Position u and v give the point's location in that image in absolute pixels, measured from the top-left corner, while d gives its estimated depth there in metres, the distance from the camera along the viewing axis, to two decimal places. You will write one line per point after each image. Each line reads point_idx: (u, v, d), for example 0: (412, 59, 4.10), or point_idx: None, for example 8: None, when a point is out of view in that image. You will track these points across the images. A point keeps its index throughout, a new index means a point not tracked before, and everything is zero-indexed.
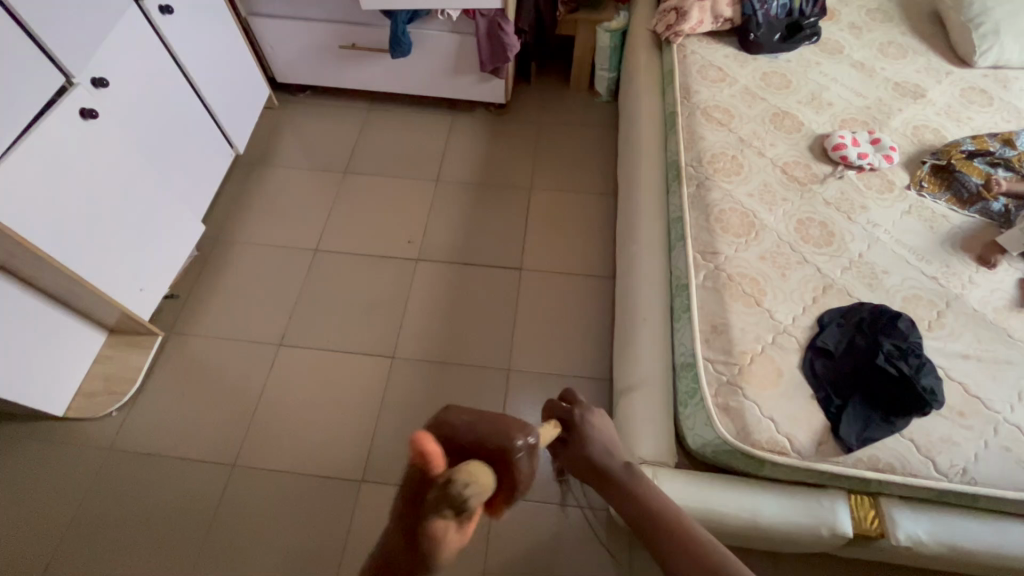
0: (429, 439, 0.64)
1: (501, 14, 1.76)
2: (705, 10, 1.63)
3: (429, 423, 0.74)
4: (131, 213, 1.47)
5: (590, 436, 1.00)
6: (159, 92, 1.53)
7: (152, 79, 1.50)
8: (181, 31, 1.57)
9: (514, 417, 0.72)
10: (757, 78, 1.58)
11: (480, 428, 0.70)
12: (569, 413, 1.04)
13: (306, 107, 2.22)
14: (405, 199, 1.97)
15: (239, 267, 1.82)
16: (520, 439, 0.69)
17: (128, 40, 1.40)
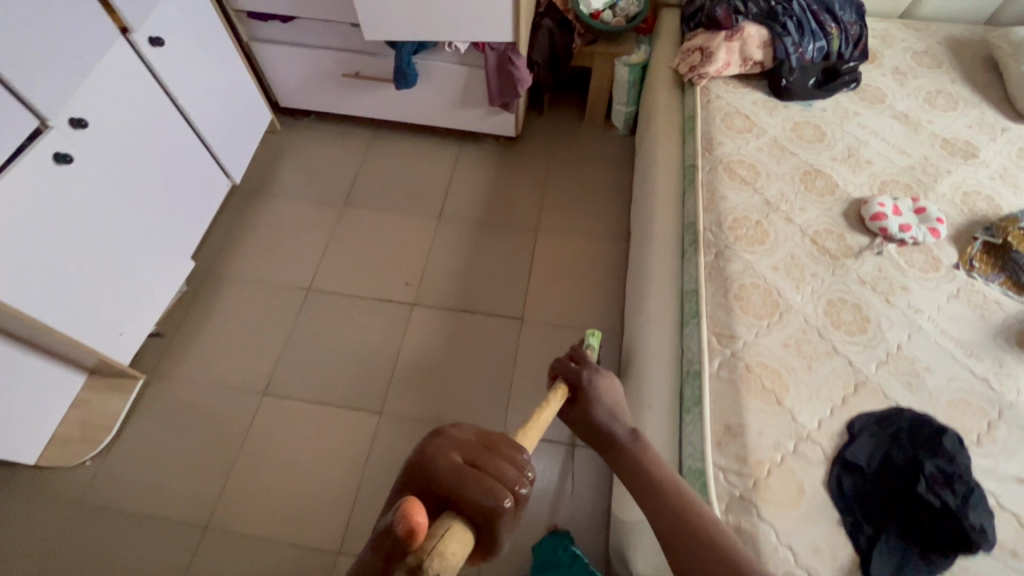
0: (418, 510, 0.57)
1: (512, 47, 1.65)
2: (733, 51, 1.48)
3: (419, 452, 0.69)
4: (111, 256, 1.40)
5: (596, 400, 0.93)
6: (148, 128, 1.45)
7: (140, 114, 1.42)
8: (173, 63, 1.50)
9: (507, 469, 0.67)
10: (788, 129, 1.44)
11: (469, 476, 0.65)
12: (576, 375, 0.95)
13: (309, 131, 2.14)
14: (405, 236, 1.88)
15: (229, 305, 1.74)
16: (508, 498, 0.63)
17: (113, 76, 1.33)
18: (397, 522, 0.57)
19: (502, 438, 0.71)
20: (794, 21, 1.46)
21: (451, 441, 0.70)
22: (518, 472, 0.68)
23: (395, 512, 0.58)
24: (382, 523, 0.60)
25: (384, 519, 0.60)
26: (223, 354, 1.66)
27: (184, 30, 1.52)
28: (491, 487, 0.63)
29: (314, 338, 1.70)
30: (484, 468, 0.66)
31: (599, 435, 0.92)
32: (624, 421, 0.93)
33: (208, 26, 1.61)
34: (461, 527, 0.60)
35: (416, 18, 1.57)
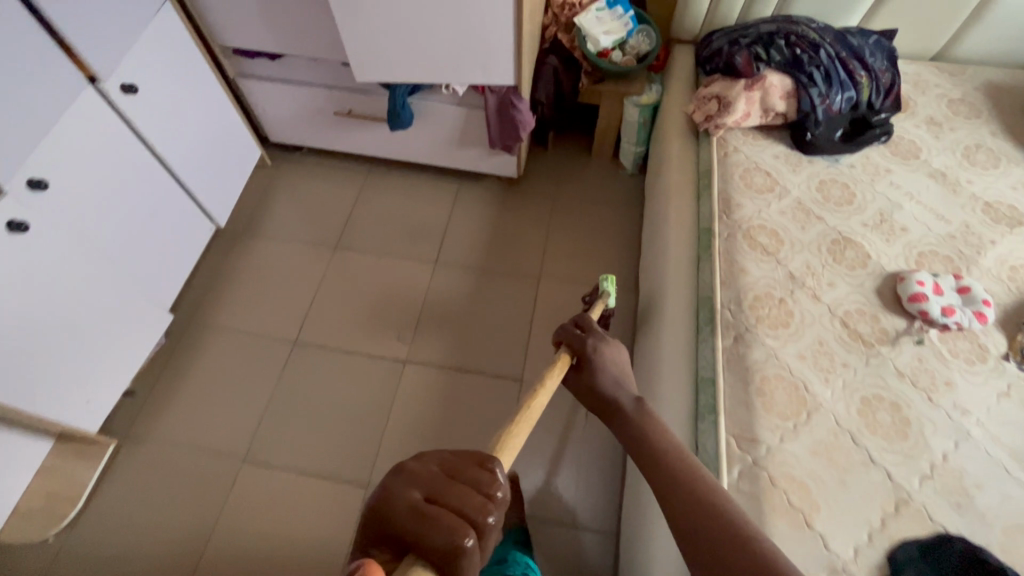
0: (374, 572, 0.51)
1: (514, 90, 1.54)
2: (753, 101, 1.36)
3: (377, 487, 0.61)
4: (76, 320, 1.29)
5: (601, 368, 0.98)
6: (118, 178, 1.36)
7: (109, 165, 1.32)
8: (148, 109, 1.40)
9: (470, 498, 0.60)
10: (814, 190, 1.32)
11: (428, 515, 0.58)
12: (581, 341, 1.01)
13: (301, 167, 2.03)
14: (398, 285, 1.78)
15: (209, 359, 1.64)
16: (471, 537, 0.56)
17: (79, 131, 1.23)
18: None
19: (468, 463, 0.64)
20: (821, 71, 1.33)
21: (411, 476, 0.62)
22: (485, 500, 0.61)
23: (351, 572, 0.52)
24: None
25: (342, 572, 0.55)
26: (202, 414, 1.56)
27: (159, 73, 1.42)
28: (451, 528, 0.56)
29: (301, 395, 1.59)
30: (446, 504, 0.59)
31: (603, 402, 0.96)
32: (630, 387, 0.98)
33: (187, 67, 1.51)
34: None
35: (409, 59, 1.47)
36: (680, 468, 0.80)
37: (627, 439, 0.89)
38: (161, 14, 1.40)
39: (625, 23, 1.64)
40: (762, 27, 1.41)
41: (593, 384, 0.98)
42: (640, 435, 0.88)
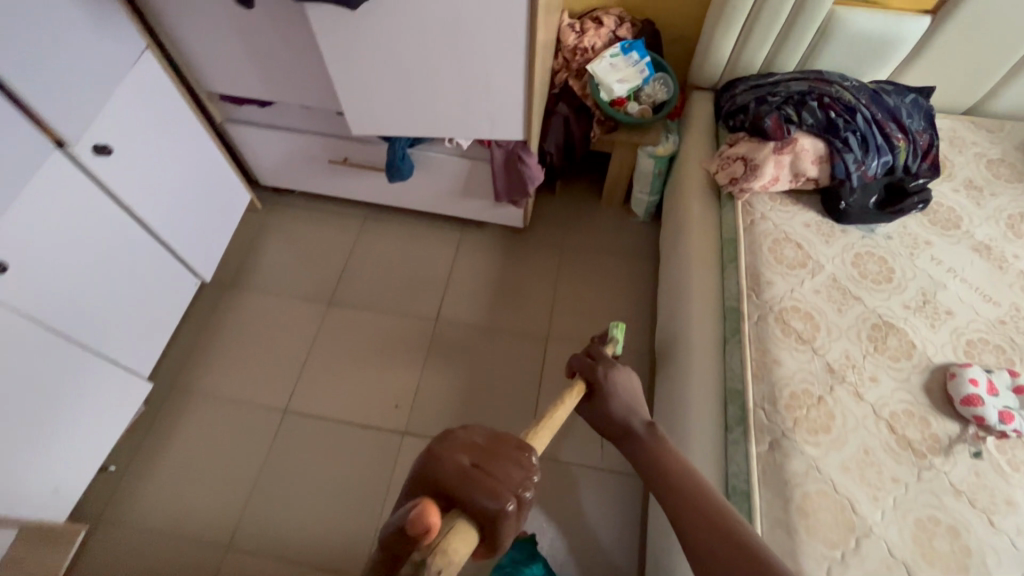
0: (431, 513, 0.55)
1: (523, 145, 1.43)
2: (782, 165, 1.26)
3: (424, 449, 0.64)
4: (39, 404, 1.17)
5: (612, 393, 0.98)
6: (91, 244, 1.24)
7: (80, 234, 1.20)
8: (123, 167, 1.28)
9: (512, 468, 0.62)
10: (849, 264, 1.21)
11: (474, 478, 0.60)
12: (591, 368, 0.99)
13: (294, 211, 1.92)
14: (396, 345, 1.67)
15: (191, 429, 1.52)
16: (512, 502, 0.59)
17: (45, 203, 1.11)
18: (407, 524, 0.55)
19: (511, 439, 0.65)
20: (857, 136, 1.23)
21: (457, 443, 0.64)
22: (525, 474, 0.62)
23: (406, 516, 0.56)
24: (391, 520, 0.58)
25: (393, 517, 0.59)
26: (183, 492, 1.44)
27: (135, 128, 1.30)
28: (494, 490, 0.59)
29: (293, 468, 1.49)
30: (488, 468, 0.62)
31: (614, 428, 0.98)
32: (641, 413, 0.98)
33: (168, 118, 1.39)
34: (463, 529, 0.58)
35: (409, 111, 1.36)
36: (690, 487, 0.87)
37: (639, 462, 0.94)
38: (137, 64, 1.29)
39: (641, 69, 1.54)
40: (791, 86, 1.31)
41: (606, 413, 0.98)
42: (650, 456, 0.93)
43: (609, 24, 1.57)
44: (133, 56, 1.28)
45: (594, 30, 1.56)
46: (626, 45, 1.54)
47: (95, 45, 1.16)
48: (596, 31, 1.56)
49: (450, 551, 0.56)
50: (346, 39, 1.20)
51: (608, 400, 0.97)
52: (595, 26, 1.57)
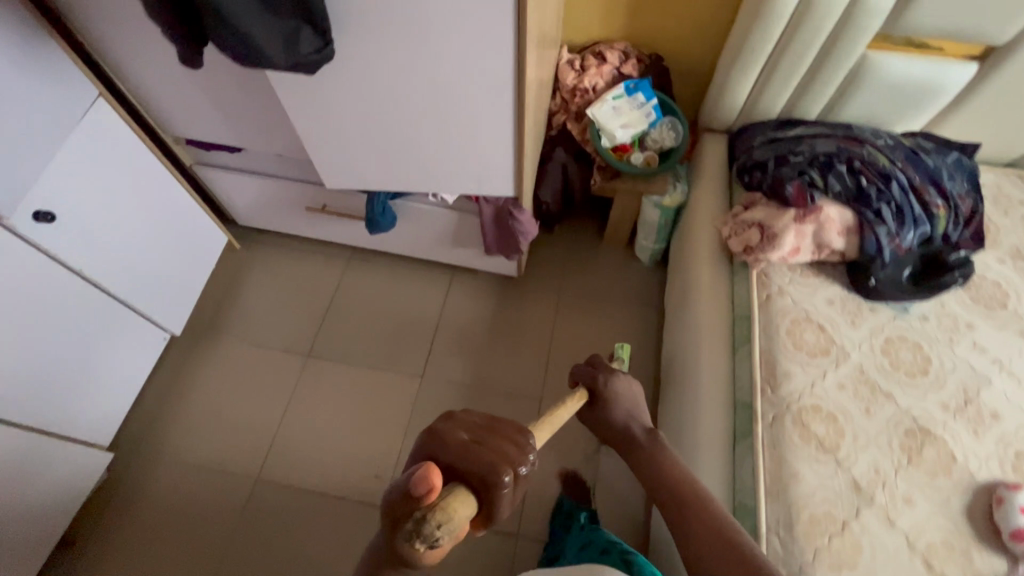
0: (435, 472, 0.57)
1: (514, 201, 1.29)
2: (804, 235, 1.12)
3: (426, 430, 0.66)
4: None
5: (613, 401, 0.94)
6: (34, 316, 1.13)
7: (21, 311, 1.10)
8: (75, 232, 1.17)
9: (509, 442, 0.64)
10: (878, 352, 1.07)
11: (473, 451, 0.62)
12: (591, 376, 0.97)
13: (273, 251, 1.79)
14: (378, 405, 1.56)
15: (155, 500, 1.42)
16: (508, 473, 0.60)
17: None
18: (410, 484, 0.57)
19: (509, 420, 0.68)
20: (892, 207, 1.09)
21: (459, 423, 0.66)
22: (520, 450, 0.64)
23: (411, 477, 0.58)
24: (395, 486, 0.59)
25: (397, 483, 0.60)
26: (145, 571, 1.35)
27: (88, 188, 1.19)
28: (491, 460, 0.60)
29: (265, 545, 1.38)
30: (485, 440, 0.64)
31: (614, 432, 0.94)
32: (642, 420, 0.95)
33: (128, 170, 1.27)
34: (464, 492, 0.58)
35: (385, 166, 1.22)
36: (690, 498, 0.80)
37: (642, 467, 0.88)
38: (87, 115, 1.16)
39: (646, 113, 1.39)
40: (816, 143, 1.15)
41: (606, 419, 0.95)
42: (651, 462, 0.88)
43: (612, 59, 1.41)
44: (84, 107, 1.15)
45: (595, 67, 1.41)
46: (630, 86, 1.39)
47: (32, 102, 1.04)
48: (598, 69, 1.41)
49: (449, 508, 0.56)
50: (310, 94, 1.06)
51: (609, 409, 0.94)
52: (597, 62, 1.42)
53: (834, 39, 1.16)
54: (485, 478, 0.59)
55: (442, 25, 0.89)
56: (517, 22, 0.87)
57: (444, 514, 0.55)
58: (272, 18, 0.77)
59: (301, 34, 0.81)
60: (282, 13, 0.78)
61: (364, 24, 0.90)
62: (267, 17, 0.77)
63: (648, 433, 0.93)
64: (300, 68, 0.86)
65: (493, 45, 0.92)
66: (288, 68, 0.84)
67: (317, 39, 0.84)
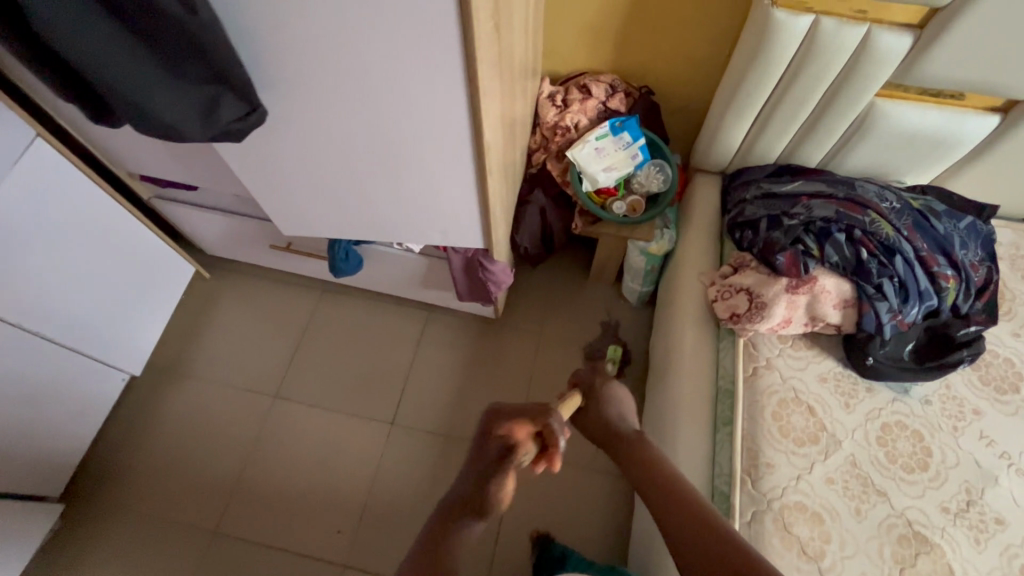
0: (518, 427, 0.76)
1: (485, 252, 1.19)
2: (796, 305, 1.02)
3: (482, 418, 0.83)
4: None
5: (608, 401, 0.91)
6: None
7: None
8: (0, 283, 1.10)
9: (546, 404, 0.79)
10: (873, 442, 0.97)
11: (520, 414, 0.79)
12: (588, 381, 0.93)
13: (244, 281, 1.71)
14: (346, 453, 1.49)
15: (109, 551, 1.37)
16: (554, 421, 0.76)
17: None
18: (502, 442, 0.75)
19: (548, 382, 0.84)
20: (894, 281, 0.98)
21: (504, 411, 0.81)
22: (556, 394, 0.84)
23: (500, 436, 0.76)
24: (483, 443, 0.79)
25: (480, 443, 0.79)
26: None
27: (15, 235, 1.11)
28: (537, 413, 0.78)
29: None
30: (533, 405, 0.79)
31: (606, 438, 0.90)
32: (633, 421, 0.91)
33: (63, 212, 1.19)
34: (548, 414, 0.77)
35: (341, 218, 1.12)
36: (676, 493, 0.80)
37: (628, 466, 0.86)
38: (21, 159, 1.08)
39: (633, 154, 1.28)
40: (814, 204, 1.04)
41: (599, 423, 0.90)
42: (644, 469, 0.84)
43: (597, 94, 1.30)
44: (17, 151, 1.07)
45: (579, 102, 1.30)
46: (616, 124, 1.28)
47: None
48: (582, 105, 1.30)
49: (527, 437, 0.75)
50: (252, 148, 0.96)
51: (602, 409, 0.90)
52: (581, 96, 1.31)
53: (839, 87, 1.03)
54: (545, 423, 0.76)
55: (386, 88, 0.78)
56: (471, 89, 0.76)
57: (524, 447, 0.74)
58: (187, 89, 0.69)
59: (222, 103, 0.73)
60: (201, 82, 0.69)
61: (299, 83, 0.80)
62: (184, 88, 0.68)
63: (640, 434, 0.89)
64: (222, 137, 0.77)
65: (446, 110, 0.81)
66: (205, 139, 0.76)
67: (241, 107, 0.75)
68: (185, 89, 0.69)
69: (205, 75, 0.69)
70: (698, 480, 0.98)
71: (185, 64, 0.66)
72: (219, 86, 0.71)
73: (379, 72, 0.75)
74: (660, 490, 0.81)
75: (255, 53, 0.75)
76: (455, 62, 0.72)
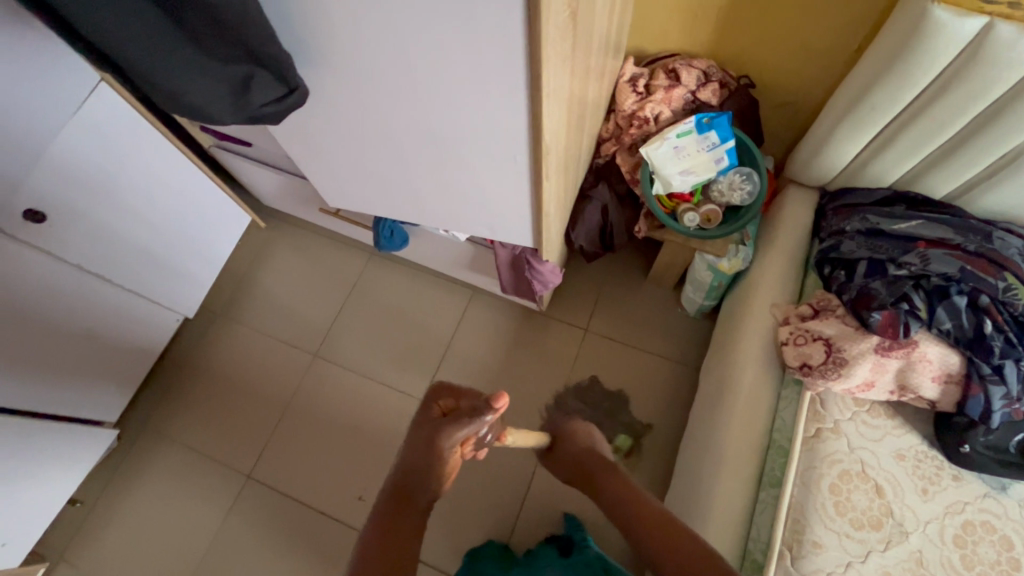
0: (501, 401, 0.77)
1: (534, 252, 1.10)
2: (884, 369, 0.89)
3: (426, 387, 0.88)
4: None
5: (575, 440, 0.96)
6: (45, 315, 1.14)
7: (4, 313, 1.06)
8: (52, 230, 1.09)
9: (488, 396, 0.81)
10: (948, 540, 0.84)
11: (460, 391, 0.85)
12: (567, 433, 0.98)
13: (299, 234, 1.72)
14: (374, 420, 1.51)
15: (157, 474, 1.48)
16: (492, 414, 0.77)
17: None
18: (477, 416, 0.78)
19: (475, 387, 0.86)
20: (1021, 366, 0.83)
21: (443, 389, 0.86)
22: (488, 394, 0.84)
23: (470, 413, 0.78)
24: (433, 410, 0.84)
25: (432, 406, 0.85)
26: (140, 548, 1.42)
27: (76, 184, 1.10)
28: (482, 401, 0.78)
29: (245, 543, 1.41)
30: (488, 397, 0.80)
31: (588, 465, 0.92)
32: (606, 454, 0.95)
33: (126, 162, 1.17)
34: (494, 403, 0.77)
35: (385, 199, 1.05)
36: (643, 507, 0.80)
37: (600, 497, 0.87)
38: (83, 107, 1.04)
39: (717, 157, 1.12)
40: (934, 254, 0.88)
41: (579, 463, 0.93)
42: (616, 491, 0.85)
43: (686, 82, 1.13)
44: (78, 98, 1.03)
45: (664, 90, 1.13)
46: (703, 121, 1.11)
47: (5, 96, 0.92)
48: (666, 93, 1.13)
49: (482, 417, 0.77)
50: (299, 121, 0.89)
51: (574, 447, 0.96)
52: (667, 83, 1.14)
53: (1000, 110, 0.82)
54: (485, 410, 0.77)
55: (437, 76, 0.68)
56: (534, 91, 0.65)
57: (474, 425, 0.77)
58: (215, 68, 0.63)
59: (255, 83, 0.66)
60: (226, 62, 0.62)
61: (345, 60, 0.71)
62: (206, 68, 0.62)
63: (612, 468, 0.89)
64: (257, 119, 0.72)
65: (504, 110, 0.71)
66: (239, 121, 0.70)
67: (277, 86, 0.68)
68: (210, 67, 0.62)
69: (229, 52, 0.62)
70: (730, 544, 0.88)
71: (206, 40, 0.60)
72: (249, 65, 0.64)
73: (431, 59, 0.66)
74: (635, 514, 0.79)
75: (299, 20, 0.67)
76: (517, 59, 0.61)
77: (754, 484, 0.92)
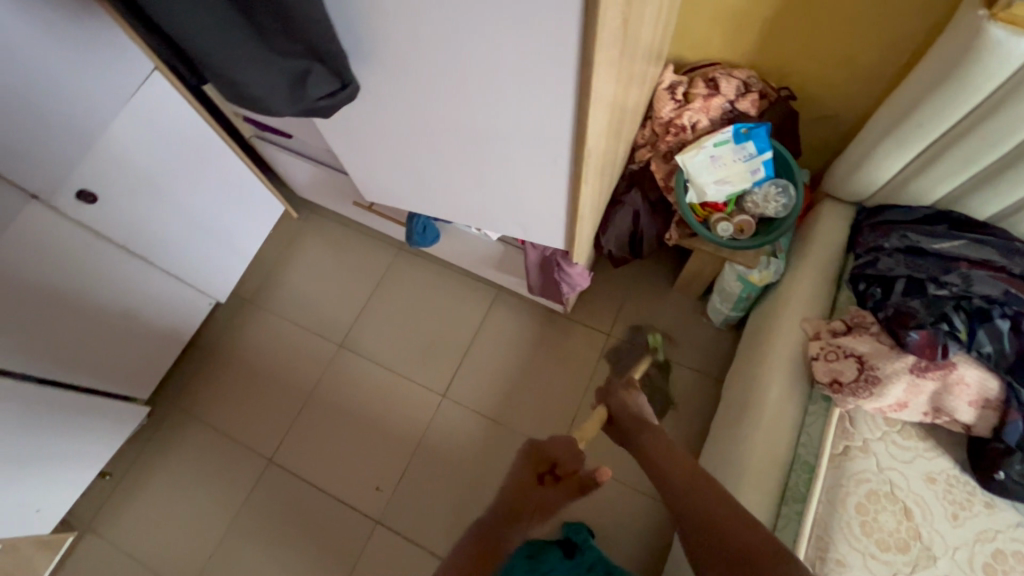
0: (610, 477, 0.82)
1: (564, 254, 1.11)
2: (919, 390, 0.87)
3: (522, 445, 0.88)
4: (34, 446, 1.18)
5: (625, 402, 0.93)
6: (90, 291, 1.18)
7: (54, 288, 1.11)
8: (101, 210, 1.13)
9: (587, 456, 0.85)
10: (977, 568, 0.83)
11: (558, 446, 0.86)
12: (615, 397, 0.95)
13: (328, 226, 1.75)
14: (395, 412, 1.53)
15: (183, 453, 1.53)
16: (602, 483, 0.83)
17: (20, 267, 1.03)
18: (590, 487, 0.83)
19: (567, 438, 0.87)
20: None
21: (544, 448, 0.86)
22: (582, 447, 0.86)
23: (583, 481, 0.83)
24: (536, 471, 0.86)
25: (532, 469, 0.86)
26: (164, 523, 1.46)
27: (125, 168, 1.14)
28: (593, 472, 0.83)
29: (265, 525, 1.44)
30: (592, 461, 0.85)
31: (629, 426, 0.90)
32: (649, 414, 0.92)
33: (174, 149, 1.21)
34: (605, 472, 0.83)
35: (422, 195, 1.07)
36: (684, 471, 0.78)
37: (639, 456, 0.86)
38: (138, 93, 1.08)
39: (753, 168, 1.12)
40: (977, 276, 0.87)
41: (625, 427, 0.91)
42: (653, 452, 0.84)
43: (725, 92, 1.13)
44: (134, 85, 1.07)
45: (702, 99, 1.14)
46: (741, 131, 1.10)
47: (67, 79, 0.96)
48: (705, 102, 1.13)
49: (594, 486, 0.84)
50: (345, 116, 0.91)
51: (620, 408, 0.93)
52: (706, 91, 1.14)
53: None
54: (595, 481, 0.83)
55: (487, 77, 0.70)
56: (582, 95, 0.66)
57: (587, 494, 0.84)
58: (276, 61, 0.65)
59: (313, 77, 0.68)
60: (287, 56, 0.65)
61: (398, 58, 0.73)
62: (270, 61, 0.65)
63: (654, 429, 0.87)
64: (309, 112, 0.74)
65: (550, 113, 0.72)
66: (293, 113, 0.73)
67: (332, 81, 0.70)
68: (272, 60, 0.65)
69: (291, 45, 0.64)
70: None
71: (271, 34, 0.62)
72: (308, 60, 0.66)
73: (483, 60, 0.67)
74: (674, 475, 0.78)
75: (356, 18, 0.69)
76: (569, 63, 0.62)
77: (776, 498, 0.91)
